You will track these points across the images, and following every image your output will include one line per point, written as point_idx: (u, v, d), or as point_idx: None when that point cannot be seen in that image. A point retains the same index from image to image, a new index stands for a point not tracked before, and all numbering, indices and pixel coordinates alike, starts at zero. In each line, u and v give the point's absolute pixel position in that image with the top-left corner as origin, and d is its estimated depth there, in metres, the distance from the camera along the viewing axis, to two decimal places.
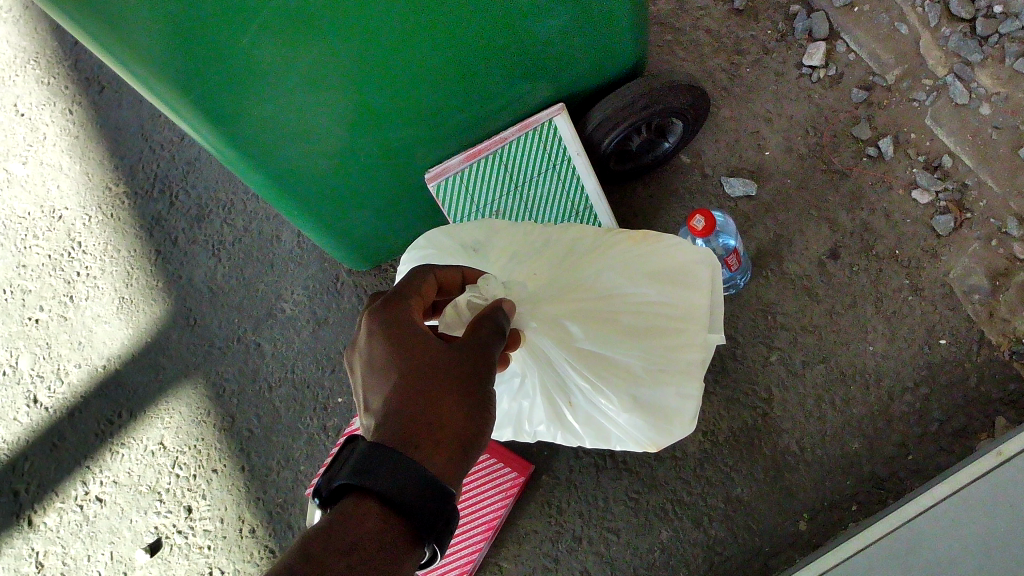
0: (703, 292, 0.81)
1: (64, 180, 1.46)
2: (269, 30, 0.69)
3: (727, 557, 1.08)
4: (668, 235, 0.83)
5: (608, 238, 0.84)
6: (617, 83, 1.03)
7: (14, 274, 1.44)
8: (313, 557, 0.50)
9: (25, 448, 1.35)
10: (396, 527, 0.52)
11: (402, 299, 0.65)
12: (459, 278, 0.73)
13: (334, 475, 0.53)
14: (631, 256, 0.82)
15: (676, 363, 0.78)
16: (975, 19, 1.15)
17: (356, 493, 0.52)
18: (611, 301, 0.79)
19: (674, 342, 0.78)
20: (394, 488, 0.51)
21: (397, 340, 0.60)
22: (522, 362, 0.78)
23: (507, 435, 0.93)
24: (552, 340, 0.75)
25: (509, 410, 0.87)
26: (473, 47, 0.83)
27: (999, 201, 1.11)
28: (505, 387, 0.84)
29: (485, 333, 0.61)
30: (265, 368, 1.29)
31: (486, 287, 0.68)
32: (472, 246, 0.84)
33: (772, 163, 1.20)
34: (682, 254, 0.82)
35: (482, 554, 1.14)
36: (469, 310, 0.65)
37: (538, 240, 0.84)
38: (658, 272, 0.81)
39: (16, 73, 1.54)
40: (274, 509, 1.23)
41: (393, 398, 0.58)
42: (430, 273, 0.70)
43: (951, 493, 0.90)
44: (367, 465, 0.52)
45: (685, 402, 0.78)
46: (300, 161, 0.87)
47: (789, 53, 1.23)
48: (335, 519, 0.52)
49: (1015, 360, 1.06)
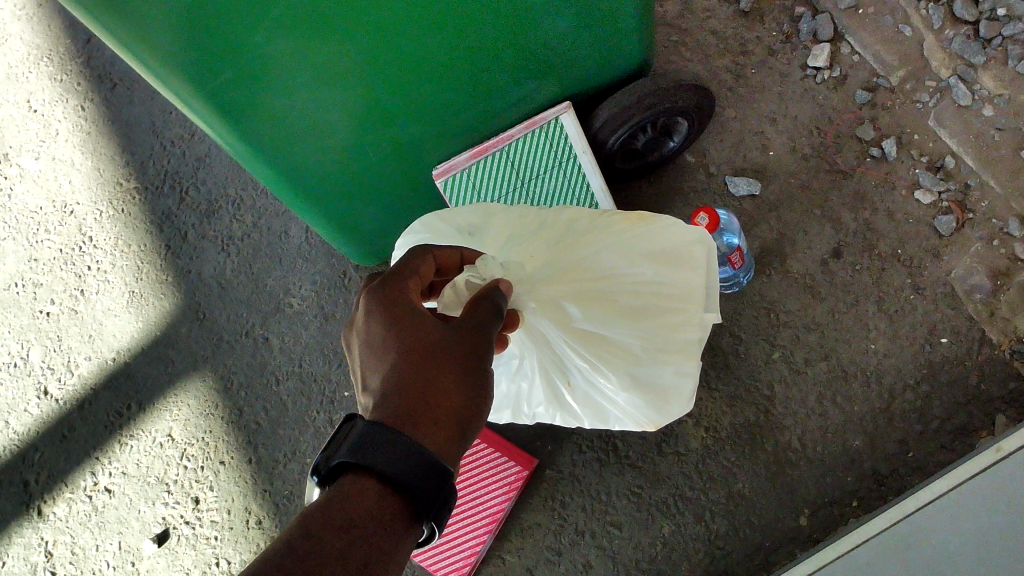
0: (699, 271, 0.82)
1: (76, 175, 1.48)
2: (282, 28, 0.70)
3: (728, 552, 1.10)
4: (663, 216, 0.84)
5: (604, 220, 0.85)
6: (622, 82, 1.05)
7: (25, 267, 1.46)
8: (313, 532, 0.51)
9: (36, 439, 1.37)
10: (394, 506, 0.53)
11: (401, 279, 0.66)
12: (457, 260, 0.74)
13: (333, 454, 0.53)
14: (627, 237, 0.83)
15: (674, 343, 0.79)
16: (979, 21, 1.16)
17: (356, 471, 0.53)
18: (609, 281, 0.80)
19: (671, 321, 0.79)
20: (393, 468, 0.52)
21: (395, 318, 0.62)
22: (521, 344, 0.79)
23: (505, 418, 0.93)
24: (552, 322, 0.77)
25: (507, 391, 0.87)
26: (482, 45, 0.84)
27: (1001, 202, 1.12)
28: (503, 368, 0.84)
29: (483, 311, 0.63)
30: (273, 362, 1.30)
31: (485, 267, 0.69)
32: (467, 229, 0.85)
33: (776, 163, 1.21)
34: (678, 234, 0.83)
35: (486, 546, 1.16)
36: (468, 289, 0.67)
37: (534, 222, 0.85)
38: (654, 252, 0.82)
39: (30, 70, 1.56)
40: (281, 501, 1.24)
41: (393, 374, 0.59)
42: (429, 254, 0.72)
43: (950, 487, 0.92)
44: (366, 445, 0.53)
45: (683, 380, 0.79)
46: (310, 157, 0.88)
47: (794, 54, 1.24)
48: (333, 498, 0.52)
49: (1016, 359, 1.07)
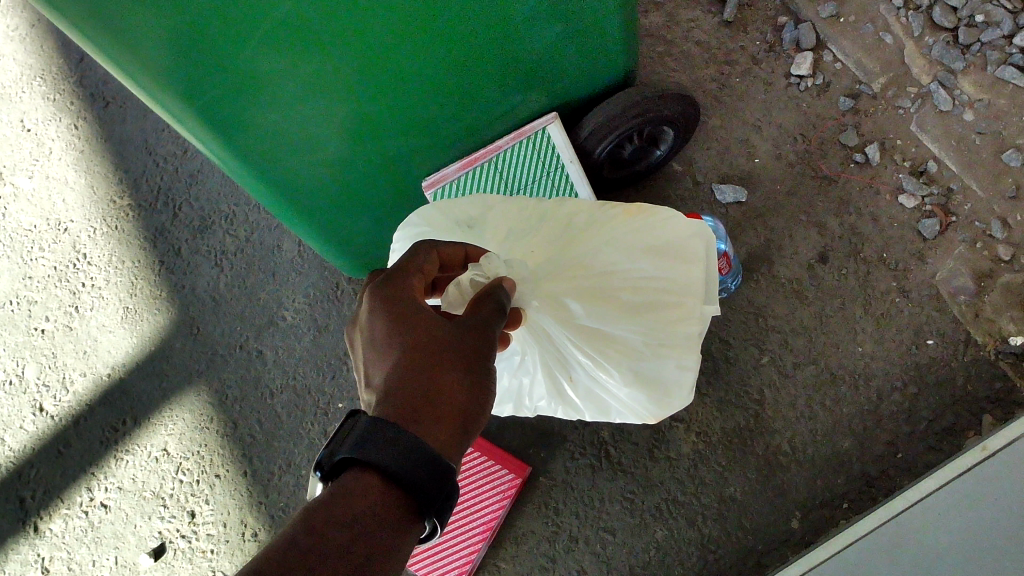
0: (698, 264, 0.82)
1: (69, 193, 1.49)
2: (270, 43, 0.72)
3: (721, 556, 1.11)
4: (662, 210, 0.85)
5: (604, 214, 0.86)
6: (608, 92, 1.06)
7: (20, 285, 1.47)
8: (316, 528, 0.51)
9: (31, 455, 1.37)
10: (395, 502, 0.53)
11: (404, 275, 0.67)
12: (462, 257, 0.75)
13: (336, 450, 0.54)
14: (627, 232, 0.84)
15: (676, 337, 0.79)
16: (958, 28, 1.18)
17: (357, 467, 0.53)
18: (609, 277, 0.81)
19: (672, 315, 0.80)
20: (397, 465, 0.52)
21: (399, 315, 0.62)
22: (523, 341, 0.80)
23: (506, 412, 0.93)
24: (553, 318, 0.78)
25: (509, 386, 0.88)
26: (467, 58, 0.86)
27: (984, 204, 1.14)
28: (505, 364, 0.85)
29: (487, 310, 0.63)
30: (267, 375, 1.31)
31: (489, 265, 0.70)
32: (467, 223, 0.86)
33: (761, 170, 1.22)
34: (677, 228, 0.84)
35: (481, 554, 1.17)
36: (473, 287, 0.68)
37: (536, 218, 0.87)
38: (654, 246, 0.83)
39: (23, 90, 1.57)
40: (276, 513, 1.25)
41: (394, 370, 0.60)
42: (434, 251, 0.72)
43: (939, 486, 0.92)
44: (367, 440, 0.53)
45: (684, 374, 0.80)
46: (304, 171, 0.89)
47: (778, 63, 1.26)
48: (336, 493, 0.53)
49: (1001, 359, 1.08)
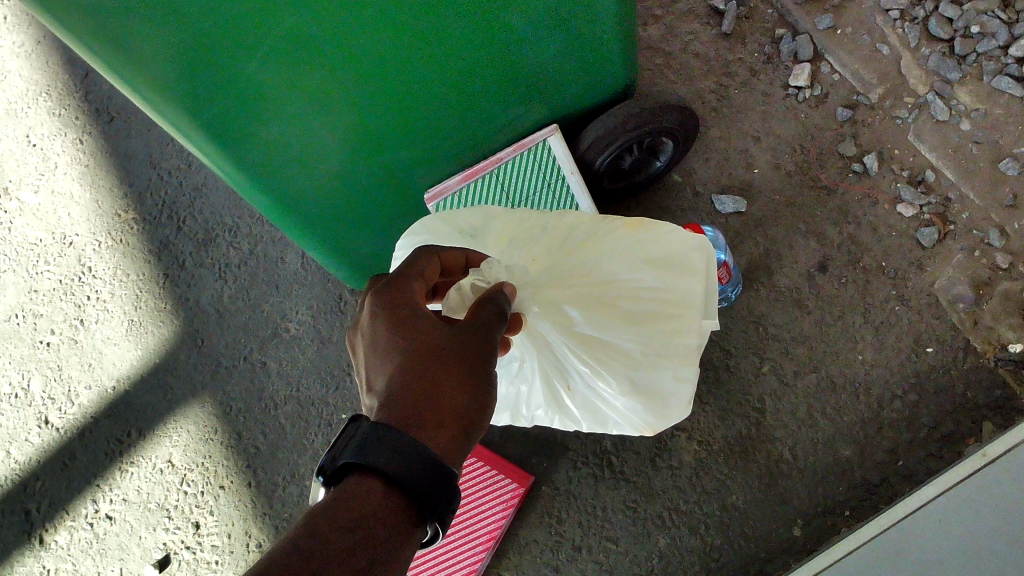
0: (699, 276, 0.83)
1: (75, 207, 1.51)
2: (273, 56, 0.73)
3: (724, 564, 1.11)
4: (663, 223, 0.86)
5: (606, 225, 0.87)
6: (606, 105, 1.08)
7: (25, 298, 1.48)
8: (319, 532, 0.52)
9: (36, 468, 1.38)
10: (397, 506, 0.53)
11: (406, 280, 0.68)
12: (462, 262, 0.77)
13: (338, 455, 0.54)
14: (627, 244, 0.85)
15: (673, 348, 0.80)
16: (953, 39, 1.20)
17: (359, 472, 0.54)
18: (609, 286, 0.82)
19: (672, 326, 0.80)
20: (398, 469, 0.53)
21: (400, 321, 0.63)
22: (522, 347, 0.81)
23: (503, 421, 0.94)
24: (553, 325, 0.79)
25: (507, 394, 0.89)
26: (467, 71, 0.87)
27: (981, 212, 1.15)
28: (504, 371, 0.86)
29: (487, 314, 0.63)
30: (271, 386, 1.32)
31: (490, 270, 0.70)
32: (469, 231, 0.87)
33: (760, 180, 1.23)
34: (677, 241, 0.85)
35: (484, 564, 1.17)
36: (473, 292, 0.69)
37: (537, 227, 0.88)
38: (654, 258, 0.84)
39: (29, 106, 1.59)
40: (280, 523, 1.26)
41: (396, 376, 0.60)
42: (435, 256, 0.74)
43: (940, 492, 0.93)
44: (369, 446, 0.54)
45: (682, 386, 0.80)
46: (307, 183, 0.90)
47: (776, 74, 1.28)
48: (338, 498, 0.53)
49: (1001, 366, 1.09)
